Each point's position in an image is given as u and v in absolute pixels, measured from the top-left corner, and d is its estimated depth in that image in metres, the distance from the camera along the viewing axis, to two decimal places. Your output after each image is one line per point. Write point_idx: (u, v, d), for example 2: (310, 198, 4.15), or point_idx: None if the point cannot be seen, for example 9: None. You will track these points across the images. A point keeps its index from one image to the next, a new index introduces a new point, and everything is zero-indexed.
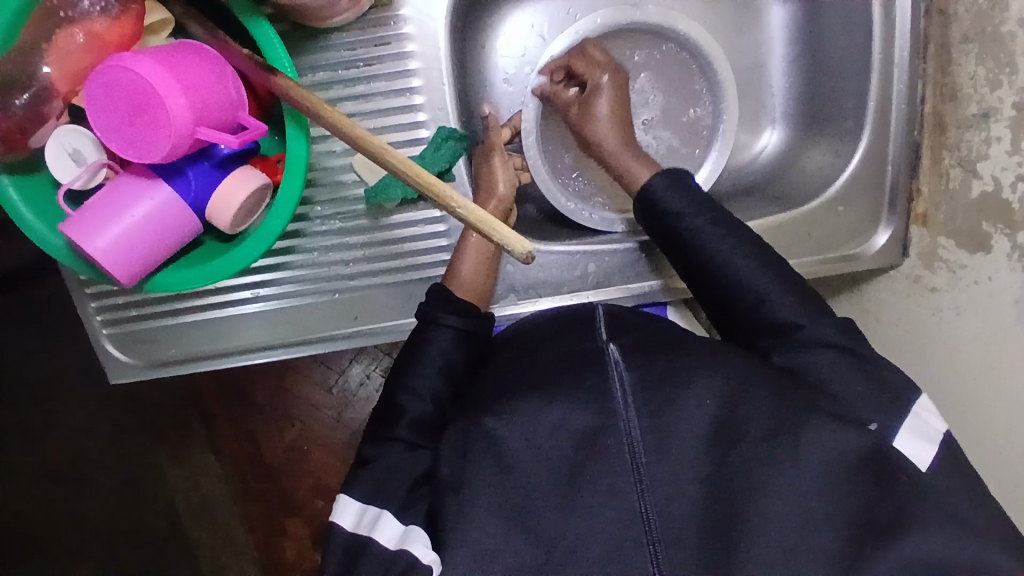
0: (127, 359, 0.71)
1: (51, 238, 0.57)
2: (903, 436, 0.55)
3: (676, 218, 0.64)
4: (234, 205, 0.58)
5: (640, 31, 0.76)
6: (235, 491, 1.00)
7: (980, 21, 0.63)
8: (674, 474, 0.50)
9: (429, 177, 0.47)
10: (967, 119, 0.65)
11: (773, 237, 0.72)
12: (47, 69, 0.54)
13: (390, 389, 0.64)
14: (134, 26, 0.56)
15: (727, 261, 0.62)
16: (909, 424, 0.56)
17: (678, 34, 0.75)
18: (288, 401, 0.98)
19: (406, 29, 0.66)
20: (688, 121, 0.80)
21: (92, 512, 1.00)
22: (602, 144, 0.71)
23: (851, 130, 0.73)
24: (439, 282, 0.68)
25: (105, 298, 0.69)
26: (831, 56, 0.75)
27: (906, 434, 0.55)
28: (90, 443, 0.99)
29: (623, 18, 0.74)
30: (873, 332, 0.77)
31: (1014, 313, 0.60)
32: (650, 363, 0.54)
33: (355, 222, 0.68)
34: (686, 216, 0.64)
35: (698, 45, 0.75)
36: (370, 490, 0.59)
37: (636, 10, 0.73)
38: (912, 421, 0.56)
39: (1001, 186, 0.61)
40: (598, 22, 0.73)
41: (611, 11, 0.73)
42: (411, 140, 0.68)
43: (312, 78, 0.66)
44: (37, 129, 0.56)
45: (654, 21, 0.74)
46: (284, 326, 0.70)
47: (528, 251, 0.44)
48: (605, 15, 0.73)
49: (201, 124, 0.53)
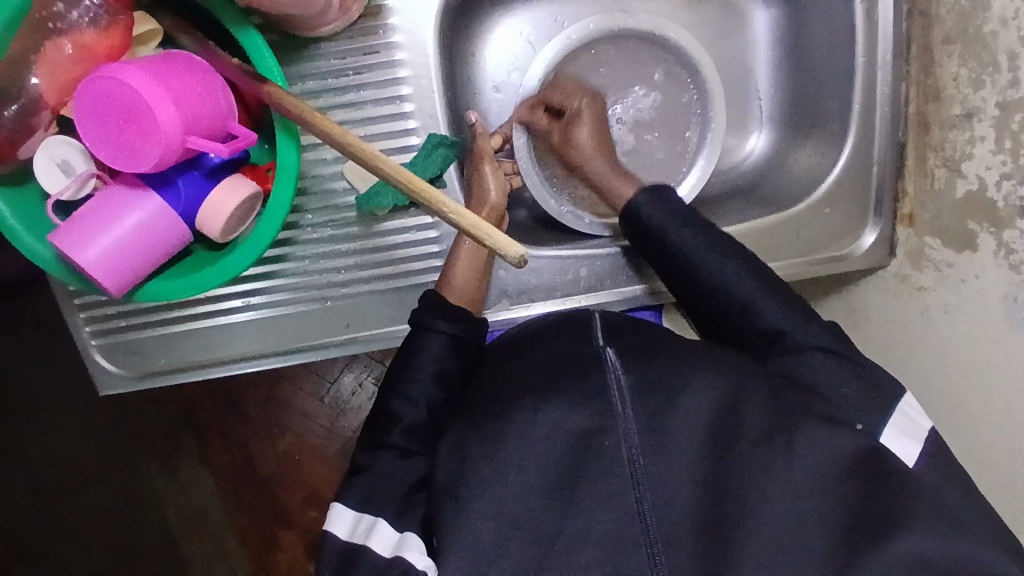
0: (117, 371, 0.71)
1: (40, 249, 0.57)
2: (888, 434, 0.55)
3: (661, 231, 0.64)
4: (223, 213, 0.58)
5: (631, 39, 0.77)
6: (227, 503, 0.99)
7: (962, 23, 0.64)
8: (668, 473, 0.50)
9: (419, 183, 0.47)
10: (951, 119, 0.66)
11: (752, 244, 0.72)
12: (36, 80, 0.54)
13: (383, 396, 0.64)
14: (123, 37, 0.56)
15: None
16: (894, 422, 0.56)
17: (669, 42, 0.76)
18: (279, 411, 0.98)
19: (395, 38, 0.66)
20: (666, 128, 0.80)
21: (82, 527, 0.99)
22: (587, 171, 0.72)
23: (836, 131, 0.74)
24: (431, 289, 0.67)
25: (94, 309, 0.69)
26: (815, 59, 0.76)
27: (891, 432, 0.55)
28: (79, 458, 0.98)
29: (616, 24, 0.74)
30: (863, 332, 0.77)
31: (1001, 310, 0.60)
32: (642, 365, 0.54)
33: (346, 230, 0.68)
34: (670, 228, 0.64)
35: (689, 55, 0.76)
36: (361, 498, 0.58)
37: (628, 17, 0.74)
38: (898, 419, 0.56)
39: (986, 184, 0.62)
40: (591, 27, 0.74)
41: (605, 18, 0.74)
42: (401, 147, 0.68)
43: (303, 87, 0.66)
44: (25, 142, 0.55)
45: (646, 29, 0.75)
46: (275, 335, 0.70)
47: (520, 254, 0.44)
48: (598, 20, 0.74)
49: (191, 133, 0.53)
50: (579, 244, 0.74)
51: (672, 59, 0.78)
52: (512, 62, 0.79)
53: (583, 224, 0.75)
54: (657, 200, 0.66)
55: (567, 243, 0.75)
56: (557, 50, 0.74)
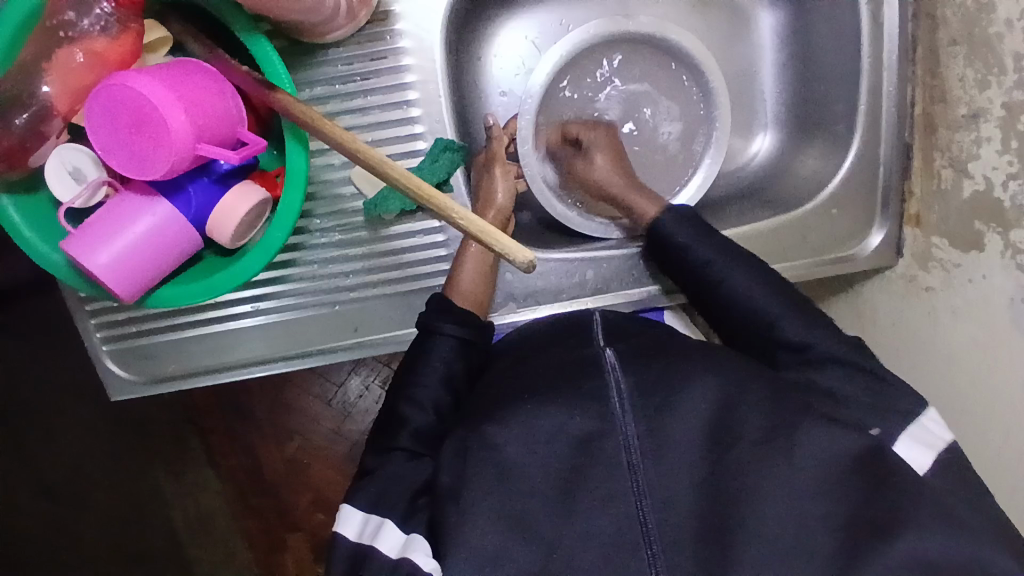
0: (127, 376, 0.71)
1: (50, 255, 0.57)
2: (903, 439, 0.55)
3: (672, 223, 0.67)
4: (234, 219, 0.58)
5: (634, 41, 0.77)
6: (235, 507, 0.99)
7: (967, 24, 0.64)
8: (671, 479, 0.51)
9: (428, 190, 0.48)
10: (956, 120, 0.66)
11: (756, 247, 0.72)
12: (47, 88, 0.55)
13: (391, 400, 0.64)
14: (133, 44, 0.56)
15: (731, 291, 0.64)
16: (911, 430, 0.56)
17: (671, 44, 0.76)
18: (286, 416, 0.98)
19: (402, 43, 0.67)
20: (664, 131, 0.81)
21: (91, 532, 0.99)
22: (620, 194, 0.74)
23: (842, 132, 0.74)
24: (440, 293, 0.68)
25: (105, 314, 0.69)
26: (821, 61, 0.76)
27: (908, 439, 0.55)
28: (89, 463, 0.98)
29: (620, 28, 0.74)
30: (869, 334, 0.77)
31: (1008, 311, 0.60)
32: (647, 367, 0.55)
33: (354, 234, 0.69)
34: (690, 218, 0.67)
35: (694, 59, 0.76)
36: (371, 499, 0.59)
37: (630, 22, 0.74)
38: (916, 430, 0.56)
39: (993, 185, 0.62)
40: (591, 33, 0.73)
41: (607, 22, 0.73)
42: (409, 152, 0.68)
43: (310, 93, 0.66)
44: (37, 148, 0.56)
45: (648, 32, 0.75)
46: (284, 339, 0.70)
47: (529, 259, 0.44)
48: (600, 25, 0.73)
49: (201, 140, 0.53)
50: (585, 247, 0.75)
51: (675, 64, 0.79)
52: (520, 63, 0.79)
53: (582, 225, 0.74)
54: (685, 224, 0.67)
55: (573, 245, 0.75)
56: (560, 55, 0.73)
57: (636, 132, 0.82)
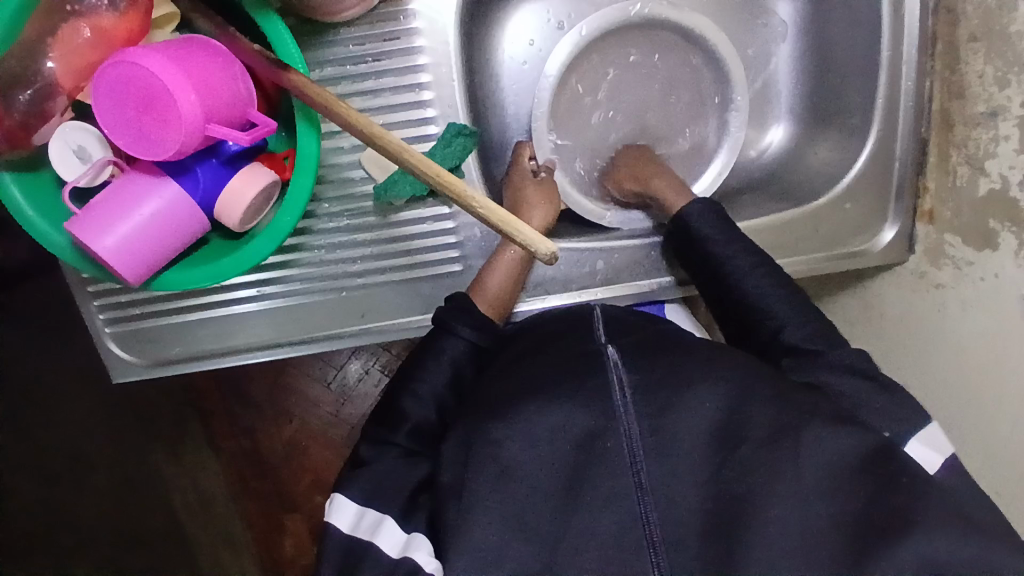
0: (130, 358, 0.70)
1: (55, 236, 0.56)
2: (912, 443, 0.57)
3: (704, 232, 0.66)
4: (243, 203, 0.57)
5: (667, 34, 0.77)
6: (234, 489, 0.99)
7: (988, 21, 0.63)
8: (673, 482, 0.51)
9: (446, 176, 0.47)
10: (975, 117, 0.66)
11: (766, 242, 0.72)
12: (51, 64, 0.53)
13: (392, 393, 0.64)
14: (140, 22, 0.54)
15: (744, 282, 0.64)
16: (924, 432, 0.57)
17: (706, 44, 0.76)
18: (286, 398, 0.97)
19: (415, 24, 0.65)
20: (670, 119, 0.80)
21: (87, 512, 0.99)
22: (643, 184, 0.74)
23: (858, 126, 0.74)
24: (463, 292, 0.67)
25: (108, 296, 0.68)
26: (838, 52, 0.75)
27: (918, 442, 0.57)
28: (86, 443, 0.97)
29: (661, 13, 0.74)
30: (877, 329, 0.77)
31: (1020, 311, 0.60)
32: (651, 367, 0.55)
33: (363, 219, 0.68)
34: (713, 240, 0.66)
35: (723, 64, 0.77)
36: (366, 491, 0.59)
37: (677, 10, 0.74)
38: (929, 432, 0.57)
39: (1009, 183, 0.61)
40: (637, 12, 0.74)
41: (656, 5, 0.74)
42: (420, 136, 0.67)
43: (321, 74, 0.65)
44: (39, 127, 0.54)
45: (690, 25, 0.75)
46: (290, 324, 0.69)
47: (550, 251, 0.45)
48: (652, 5, 0.74)
49: (211, 121, 0.52)
50: (596, 237, 0.74)
51: (702, 63, 0.78)
52: (531, 49, 0.78)
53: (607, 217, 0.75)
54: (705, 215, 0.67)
55: (584, 235, 0.75)
56: (574, 42, 0.73)
57: (635, 115, 0.80)
